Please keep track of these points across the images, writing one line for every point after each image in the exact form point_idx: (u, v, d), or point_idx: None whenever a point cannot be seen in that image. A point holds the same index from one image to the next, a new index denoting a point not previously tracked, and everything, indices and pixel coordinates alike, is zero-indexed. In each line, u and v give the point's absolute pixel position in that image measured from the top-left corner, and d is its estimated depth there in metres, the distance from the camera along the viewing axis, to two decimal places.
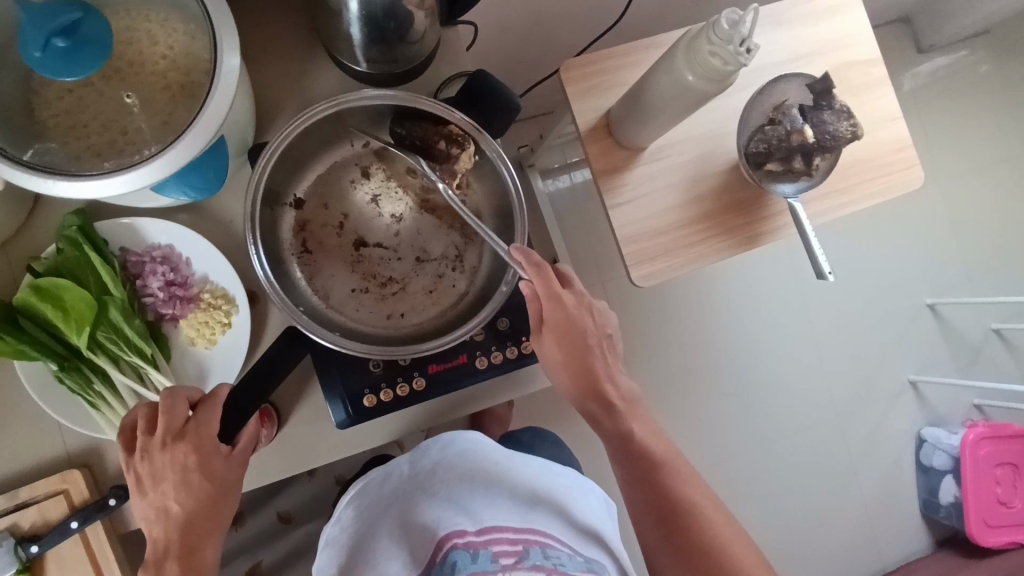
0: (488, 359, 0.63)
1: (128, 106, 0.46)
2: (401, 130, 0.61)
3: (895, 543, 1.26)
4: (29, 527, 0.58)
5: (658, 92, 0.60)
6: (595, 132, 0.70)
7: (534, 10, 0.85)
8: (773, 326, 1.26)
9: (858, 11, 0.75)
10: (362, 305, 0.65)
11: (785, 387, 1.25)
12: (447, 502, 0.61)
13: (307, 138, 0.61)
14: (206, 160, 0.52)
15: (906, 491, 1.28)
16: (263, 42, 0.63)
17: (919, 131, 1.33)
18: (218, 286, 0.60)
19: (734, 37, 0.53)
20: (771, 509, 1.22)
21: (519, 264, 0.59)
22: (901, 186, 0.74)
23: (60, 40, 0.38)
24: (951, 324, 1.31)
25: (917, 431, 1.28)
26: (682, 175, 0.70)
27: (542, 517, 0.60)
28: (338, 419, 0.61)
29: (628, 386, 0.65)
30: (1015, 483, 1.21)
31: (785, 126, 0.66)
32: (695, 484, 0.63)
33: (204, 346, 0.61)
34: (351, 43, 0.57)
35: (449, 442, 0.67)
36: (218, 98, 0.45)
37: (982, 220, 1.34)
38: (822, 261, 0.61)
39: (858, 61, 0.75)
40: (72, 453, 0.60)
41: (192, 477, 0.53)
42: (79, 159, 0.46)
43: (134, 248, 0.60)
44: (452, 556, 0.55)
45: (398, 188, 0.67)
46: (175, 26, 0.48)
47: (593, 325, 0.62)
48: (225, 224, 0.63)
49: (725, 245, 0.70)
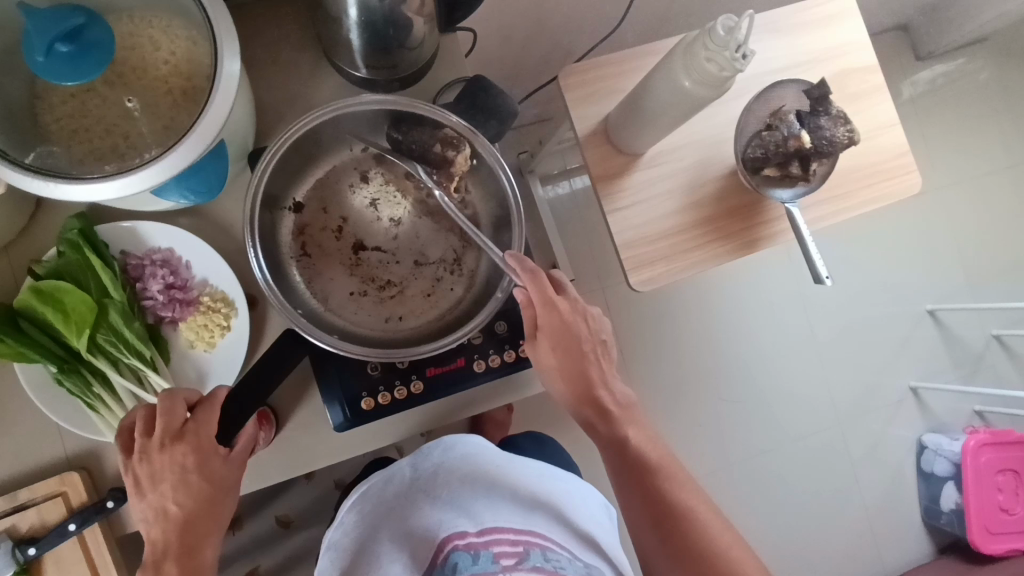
0: (487, 363, 0.64)
1: (130, 110, 0.47)
2: (399, 135, 0.62)
3: (897, 548, 1.26)
4: (28, 529, 0.59)
5: (656, 97, 0.61)
6: (594, 138, 0.70)
7: (535, 17, 0.86)
8: (775, 332, 1.26)
9: (856, 18, 0.76)
10: (361, 308, 0.66)
11: (786, 393, 1.25)
12: (448, 506, 0.61)
13: (307, 142, 0.61)
14: (207, 164, 0.52)
15: (907, 498, 1.27)
16: (265, 47, 0.64)
17: (919, 138, 1.34)
18: (218, 289, 0.61)
19: (730, 43, 0.54)
20: (772, 513, 1.22)
21: (515, 271, 0.59)
22: (899, 194, 0.75)
23: (63, 45, 0.39)
24: (953, 332, 1.31)
25: (918, 438, 1.28)
26: (680, 181, 0.71)
27: (543, 520, 0.60)
28: (337, 422, 0.61)
29: (623, 391, 0.65)
30: (1016, 491, 1.22)
31: (783, 131, 0.66)
32: (693, 490, 0.63)
33: (203, 349, 0.61)
34: (351, 49, 0.58)
35: (451, 446, 0.66)
36: (218, 103, 0.46)
37: (982, 227, 1.34)
38: (821, 266, 0.61)
39: (857, 69, 0.75)
40: (72, 455, 0.60)
41: (191, 478, 0.53)
42: (80, 163, 0.46)
43: (135, 251, 0.60)
44: (454, 557, 0.56)
45: (397, 193, 0.67)
46: (177, 31, 0.48)
47: (587, 330, 0.63)
48: (226, 229, 0.63)
49: (723, 251, 0.71)
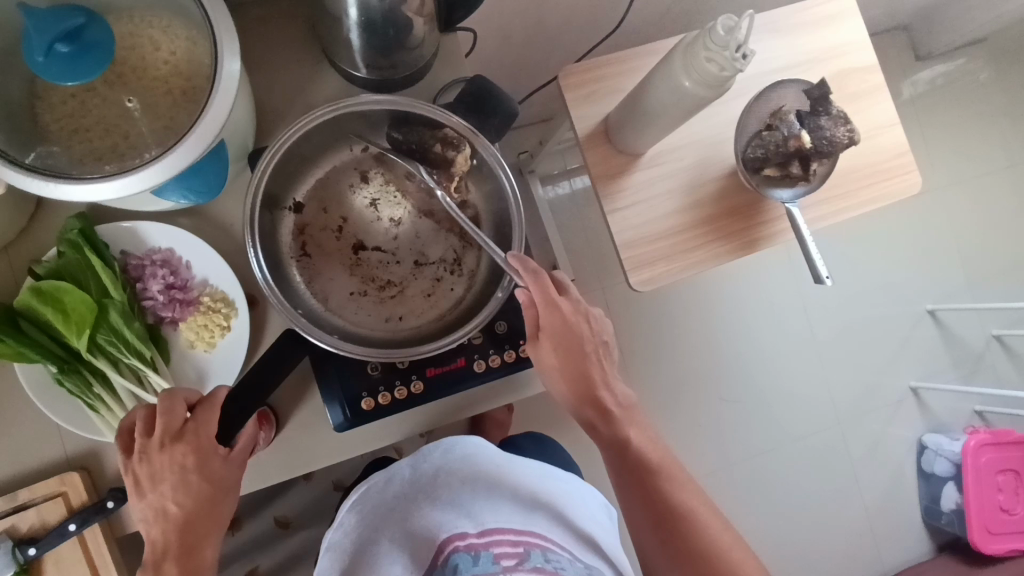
0: (487, 363, 0.64)
1: (130, 110, 0.47)
2: (399, 135, 0.62)
3: (897, 548, 1.26)
4: (28, 529, 0.59)
5: (656, 97, 0.61)
6: (594, 138, 0.70)
7: (534, 17, 0.86)
8: (775, 332, 1.26)
9: (855, 18, 0.76)
10: (361, 308, 0.66)
11: (786, 393, 1.25)
12: (449, 505, 0.61)
13: (308, 142, 0.61)
14: (207, 164, 0.52)
15: (908, 498, 1.27)
16: (265, 47, 0.64)
17: (919, 138, 1.34)
18: (218, 289, 0.61)
19: (730, 43, 0.54)
20: (772, 513, 1.22)
21: (516, 271, 0.59)
22: (899, 194, 0.74)
23: (63, 45, 0.39)
24: (954, 332, 1.31)
25: (918, 438, 1.28)
26: (680, 181, 0.71)
27: (543, 521, 0.60)
28: (337, 422, 0.61)
29: (624, 392, 0.65)
30: (1017, 491, 1.21)
31: (783, 132, 0.65)
32: (694, 490, 0.63)
33: (203, 349, 0.61)
34: (351, 49, 0.58)
35: (451, 447, 0.66)
36: (218, 104, 0.46)
37: (981, 227, 1.34)
38: (821, 265, 0.61)
39: (857, 69, 0.75)
40: (72, 455, 0.60)
41: (191, 478, 0.53)
42: (80, 163, 0.46)
43: (135, 251, 0.60)
44: (454, 558, 0.56)
45: (397, 193, 0.67)
46: (177, 31, 0.48)
47: (589, 331, 0.62)
48: (226, 229, 0.63)
49: (723, 250, 0.71)
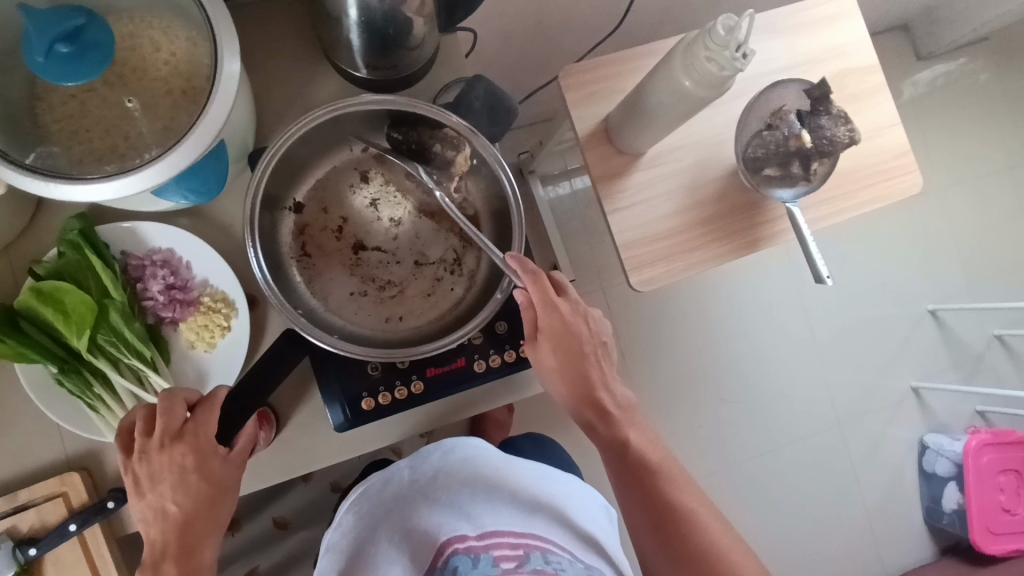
0: (487, 363, 0.63)
1: (130, 111, 0.47)
2: (399, 135, 0.62)
3: (897, 548, 1.26)
4: (28, 530, 0.59)
5: (656, 97, 0.61)
6: (594, 138, 0.70)
7: (534, 17, 0.86)
8: (775, 332, 1.26)
9: (855, 19, 0.75)
10: (361, 308, 0.66)
11: (786, 393, 1.25)
12: (448, 508, 0.61)
13: (308, 142, 0.61)
14: (206, 164, 0.52)
15: (909, 498, 1.27)
16: (265, 47, 0.64)
17: (919, 138, 1.33)
18: (218, 289, 0.61)
19: (731, 42, 0.54)
20: (772, 513, 1.22)
21: (515, 273, 0.59)
22: (899, 193, 0.74)
23: (63, 46, 0.39)
24: (954, 332, 1.31)
25: (919, 438, 1.28)
26: (680, 181, 0.70)
27: (543, 523, 0.60)
28: (337, 422, 0.61)
29: (623, 394, 0.65)
30: (1018, 491, 1.21)
31: (784, 131, 0.66)
32: (693, 492, 0.63)
33: (203, 350, 0.61)
34: (351, 50, 0.58)
35: (451, 449, 0.67)
36: (218, 105, 0.46)
37: (982, 227, 1.34)
38: (822, 265, 0.61)
39: (857, 69, 0.75)
40: (72, 455, 0.60)
41: (190, 478, 0.53)
42: (79, 163, 0.46)
43: (135, 251, 0.60)
44: (454, 560, 0.55)
45: (397, 193, 0.67)
46: (177, 32, 0.48)
47: (588, 332, 0.62)
48: (226, 229, 0.64)
49: (723, 251, 0.71)
